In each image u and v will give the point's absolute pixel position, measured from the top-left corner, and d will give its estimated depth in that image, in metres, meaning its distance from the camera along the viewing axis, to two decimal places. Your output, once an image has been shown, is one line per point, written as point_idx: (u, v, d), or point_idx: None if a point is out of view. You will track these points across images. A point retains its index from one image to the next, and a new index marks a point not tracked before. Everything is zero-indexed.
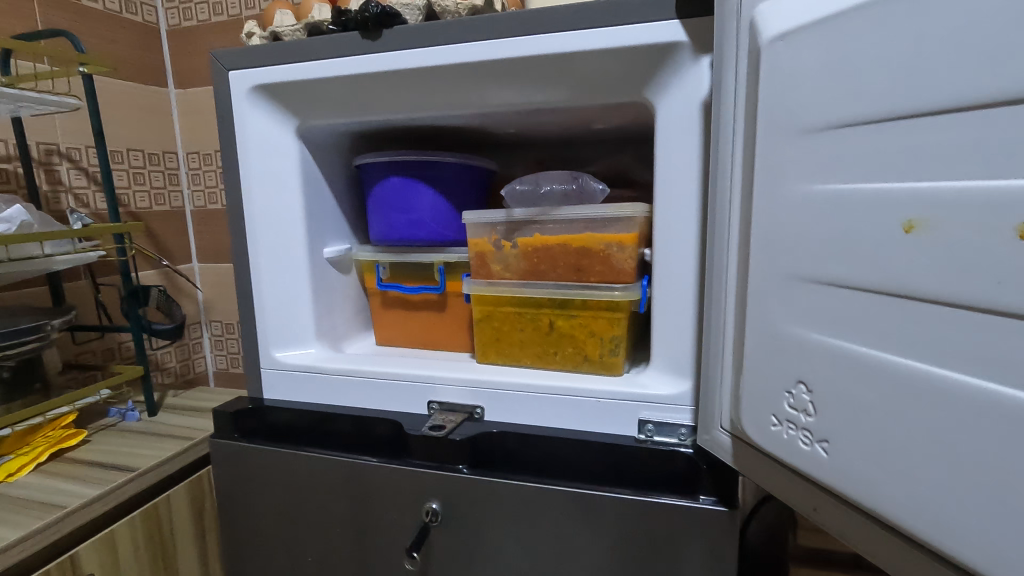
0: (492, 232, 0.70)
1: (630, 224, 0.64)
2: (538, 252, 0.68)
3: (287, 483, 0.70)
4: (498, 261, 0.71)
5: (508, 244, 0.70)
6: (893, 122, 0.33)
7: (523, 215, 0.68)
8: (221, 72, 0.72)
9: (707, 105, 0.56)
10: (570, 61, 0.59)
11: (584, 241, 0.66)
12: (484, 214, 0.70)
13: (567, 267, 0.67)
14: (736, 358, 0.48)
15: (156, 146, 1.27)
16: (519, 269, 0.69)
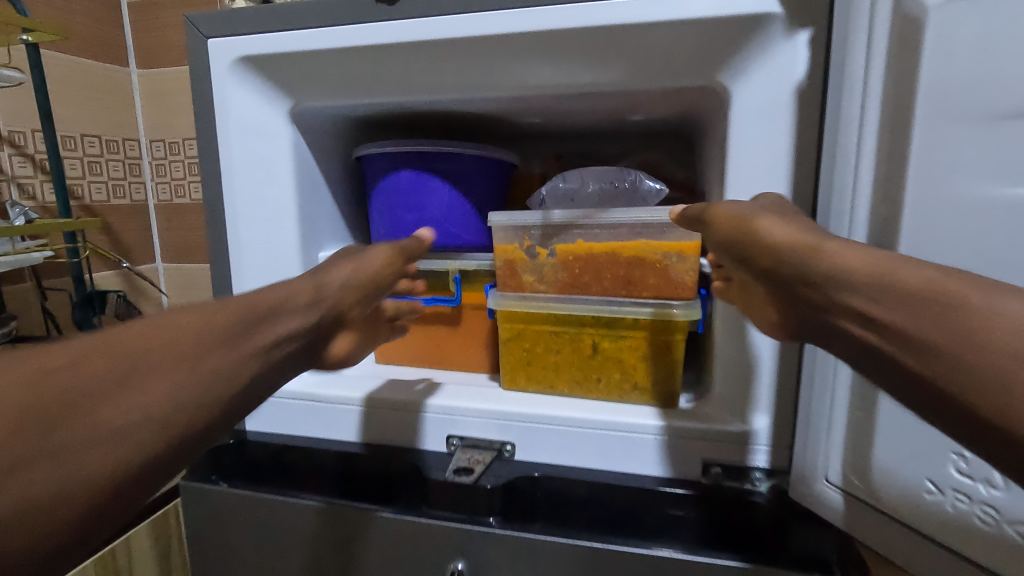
0: (524, 236, 0.60)
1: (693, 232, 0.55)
2: (581, 261, 0.58)
3: (274, 537, 0.57)
4: (530, 270, 0.60)
5: (543, 251, 0.59)
6: None
7: (561, 217, 0.58)
8: (197, 40, 0.59)
9: (802, 92, 0.47)
10: (634, 35, 0.49)
11: (636, 250, 0.56)
12: (516, 215, 0.59)
13: (615, 280, 0.57)
14: (864, 403, 0.39)
15: (114, 131, 1.12)
16: (555, 281, 0.59)
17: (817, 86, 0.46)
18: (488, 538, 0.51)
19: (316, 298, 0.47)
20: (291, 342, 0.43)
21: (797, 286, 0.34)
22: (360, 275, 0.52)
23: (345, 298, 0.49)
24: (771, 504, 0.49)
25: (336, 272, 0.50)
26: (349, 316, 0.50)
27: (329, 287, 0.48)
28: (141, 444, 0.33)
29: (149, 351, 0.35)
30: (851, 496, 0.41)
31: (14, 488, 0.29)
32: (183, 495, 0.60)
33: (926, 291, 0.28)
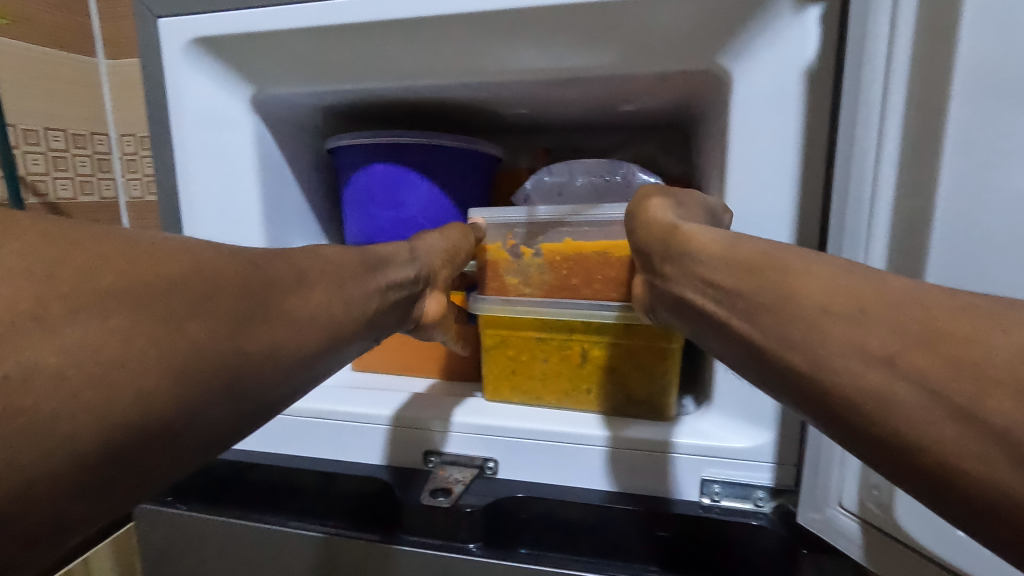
0: (508, 235, 0.55)
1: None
2: (569, 261, 0.53)
3: (235, 565, 0.52)
4: (514, 272, 0.55)
5: (528, 251, 0.54)
6: None
7: (547, 214, 0.53)
8: (147, 19, 0.54)
9: (811, 75, 0.42)
10: (625, 13, 0.45)
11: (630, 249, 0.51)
12: (500, 211, 0.55)
13: (606, 281, 0.52)
14: None
15: (81, 125, 1.06)
16: (541, 283, 0.54)
17: (828, 68, 0.42)
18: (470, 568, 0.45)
19: (415, 259, 0.51)
20: (401, 284, 0.48)
21: (664, 260, 0.37)
22: (456, 243, 0.55)
23: (438, 260, 0.54)
24: (776, 528, 0.45)
25: (432, 238, 0.54)
26: (439, 279, 0.54)
27: (426, 252, 0.53)
28: (311, 337, 0.37)
29: (314, 264, 0.40)
30: (868, 524, 0.36)
31: (234, 343, 0.31)
32: (137, 520, 0.55)
33: (759, 262, 0.30)
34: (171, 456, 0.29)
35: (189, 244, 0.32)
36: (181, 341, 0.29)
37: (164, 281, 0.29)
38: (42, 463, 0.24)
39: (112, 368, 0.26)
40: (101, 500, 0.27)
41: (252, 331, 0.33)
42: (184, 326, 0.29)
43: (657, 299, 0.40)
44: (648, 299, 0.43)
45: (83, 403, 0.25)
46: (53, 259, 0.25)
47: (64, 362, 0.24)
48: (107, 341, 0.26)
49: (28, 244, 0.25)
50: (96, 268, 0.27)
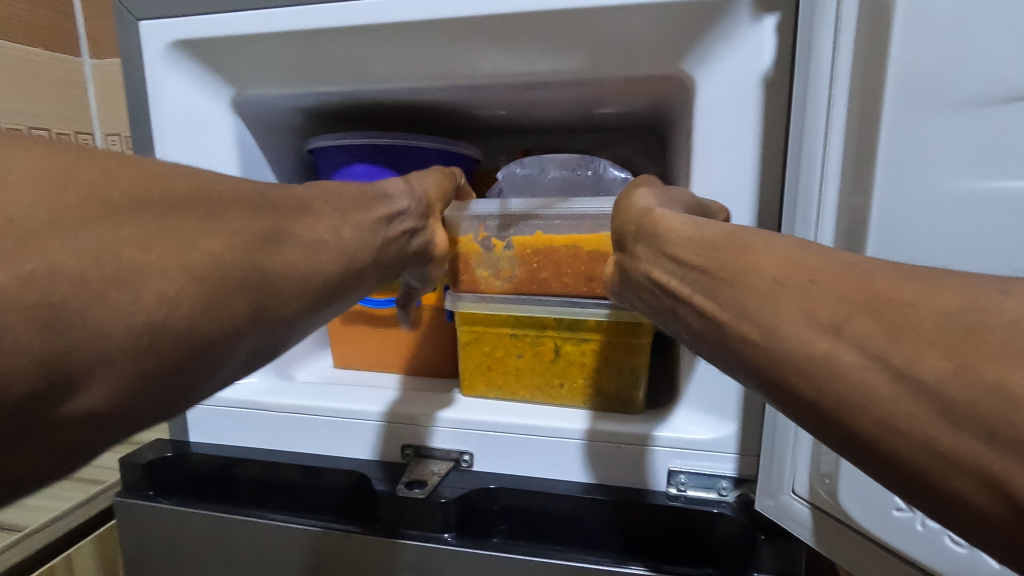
0: (480, 227, 0.56)
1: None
2: (539, 255, 0.55)
3: (216, 555, 0.54)
4: (486, 266, 0.57)
5: (500, 244, 0.56)
6: None
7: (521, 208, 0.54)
8: (127, 21, 0.55)
9: (768, 81, 0.44)
10: (591, 20, 0.46)
11: (599, 243, 0.53)
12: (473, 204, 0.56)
13: (576, 275, 0.54)
14: None
15: (65, 125, 1.06)
16: (513, 277, 0.56)
17: (784, 75, 0.44)
18: (446, 558, 0.48)
19: (419, 191, 0.51)
20: (410, 216, 0.49)
21: (643, 246, 0.38)
22: (444, 182, 0.56)
23: (437, 194, 0.54)
24: (736, 515, 0.47)
25: (428, 175, 0.54)
26: (439, 217, 0.54)
27: (426, 185, 0.53)
28: (330, 259, 0.39)
29: (319, 193, 0.42)
30: (818, 508, 0.38)
31: (247, 261, 0.33)
32: (116, 513, 0.56)
33: (723, 241, 0.32)
34: (216, 361, 0.33)
35: (200, 170, 0.35)
36: (193, 255, 0.31)
37: (168, 200, 0.31)
38: (79, 354, 0.26)
39: (128, 276, 0.28)
40: (138, 404, 0.30)
41: (270, 248, 0.35)
42: (199, 240, 0.32)
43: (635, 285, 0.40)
44: (621, 285, 0.43)
45: (108, 305, 0.27)
46: (72, 176, 0.28)
47: (84, 267, 0.27)
48: (124, 250, 0.28)
49: (33, 161, 0.27)
50: (103, 184, 0.29)
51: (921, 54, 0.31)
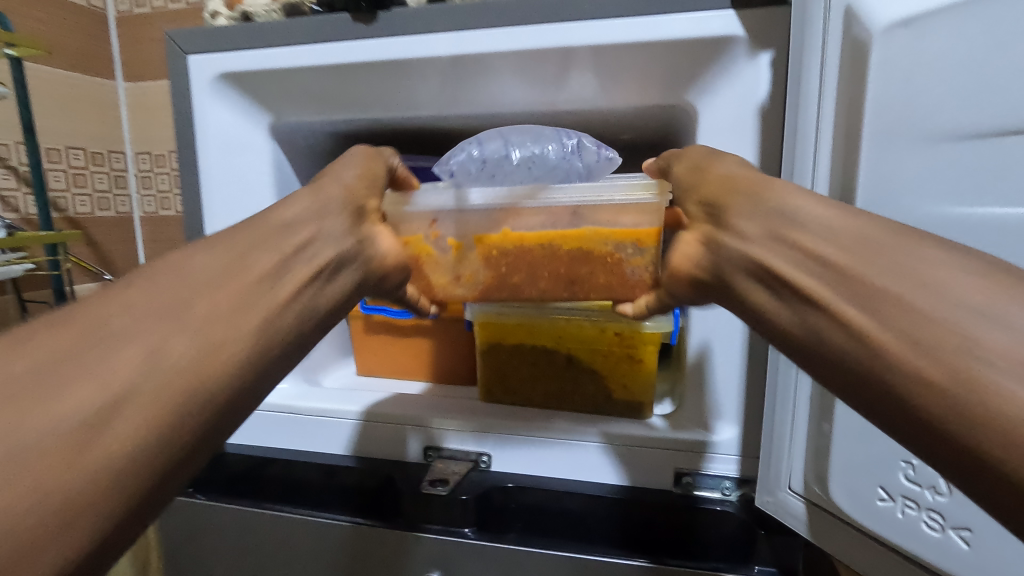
0: (432, 224, 0.50)
1: (649, 220, 0.47)
2: (506, 255, 0.49)
3: (252, 550, 0.58)
4: (444, 268, 0.51)
5: (461, 245, 0.50)
6: None
7: (481, 193, 0.49)
8: (178, 56, 0.60)
9: (764, 111, 0.49)
10: (601, 55, 0.51)
11: (580, 241, 0.47)
12: (421, 197, 0.50)
13: (554, 279, 0.48)
14: (819, 417, 0.41)
15: (101, 144, 1.13)
16: (477, 280, 0.51)
17: (778, 105, 0.48)
18: (467, 551, 0.51)
19: (315, 210, 0.39)
20: (314, 254, 0.38)
21: (747, 215, 0.35)
22: (361, 172, 0.44)
23: (353, 195, 0.42)
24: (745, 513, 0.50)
25: (335, 177, 0.43)
26: (375, 219, 0.44)
27: (328, 197, 0.40)
28: (156, 410, 0.28)
29: (156, 293, 0.31)
30: (812, 502, 0.42)
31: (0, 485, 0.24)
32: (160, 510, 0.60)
33: (888, 239, 0.29)
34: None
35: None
36: None
37: None
38: None
39: None
40: None
41: (41, 448, 0.25)
42: None
43: (732, 271, 0.36)
44: (714, 265, 0.38)
45: None
46: None
47: None
48: None
49: None
50: None
51: (888, 93, 0.36)
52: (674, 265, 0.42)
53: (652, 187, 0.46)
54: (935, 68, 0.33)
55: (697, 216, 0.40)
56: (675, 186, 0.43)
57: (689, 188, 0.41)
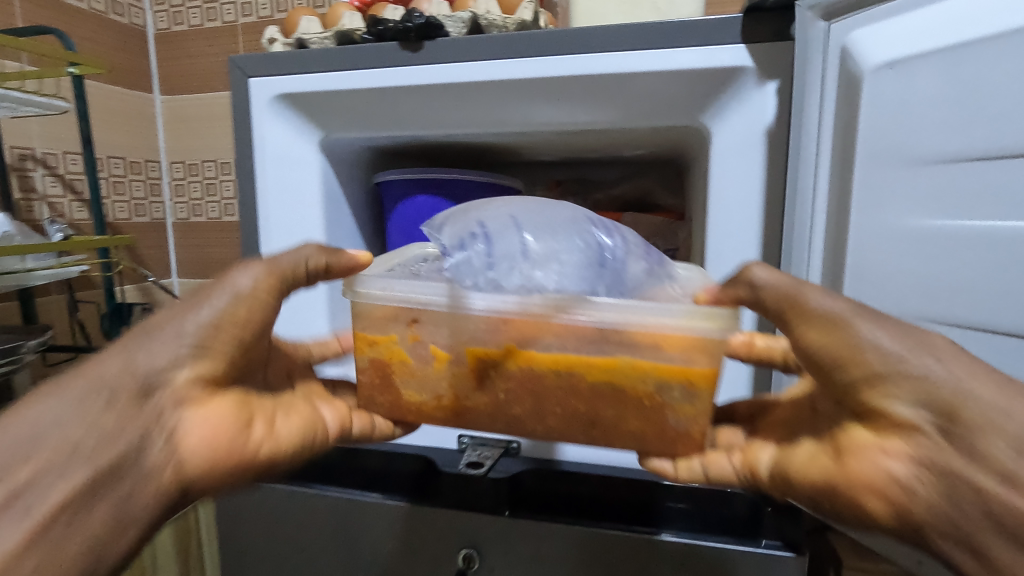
0: (409, 320, 0.44)
1: (707, 357, 0.39)
2: (521, 381, 0.42)
3: (302, 527, 0.64)
4: (419, 385, 0.45)
5: (446, 357, 0.43)
6: (1010, 157, 0.34)
7: (488, 297, 0.41)
8: (240, 78, 0.67)
9: (771, 133, 0.54)
10: (624, 82, 0.57)
11: (608, 372, 0.40)
12: (405, 283, 0.43)
13: (566, 417, 0.42)
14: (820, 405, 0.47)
15: (138, 155, 1.30)
16: (460, 401, 0.44)
17: (783, 128, 0.54)
18: (500, 526, 0.57)
19: (71, 408, 0.38)
20: (60, 474, 0.36)
21: (1007, 452, 0.32)
22: (192, 340, 0.42)
23: (146, 375, 0.41)
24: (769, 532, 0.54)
25: (146, 347, 0.41)
26: (190, 397, 0.42)
27: (104, 381, 0.40)
28: None
29: None
30: None
31: None
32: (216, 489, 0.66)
33: None
34: None
35: None
36: None
37: None
38: None
39: None
40: None
41: None
42: None
43: (970, 523, 0.33)
44: (909, 483, 0.35)
45: None
46: None
47: None
48: None
49: None
50: None
51: (877, 123, 0.42)
52: (812, 467, 0.41)
53: (727, 313, 0.38)
54: (914, 104, 0.39)
55: (893, 416, 0.35)
56: (797, 324, 0.38)
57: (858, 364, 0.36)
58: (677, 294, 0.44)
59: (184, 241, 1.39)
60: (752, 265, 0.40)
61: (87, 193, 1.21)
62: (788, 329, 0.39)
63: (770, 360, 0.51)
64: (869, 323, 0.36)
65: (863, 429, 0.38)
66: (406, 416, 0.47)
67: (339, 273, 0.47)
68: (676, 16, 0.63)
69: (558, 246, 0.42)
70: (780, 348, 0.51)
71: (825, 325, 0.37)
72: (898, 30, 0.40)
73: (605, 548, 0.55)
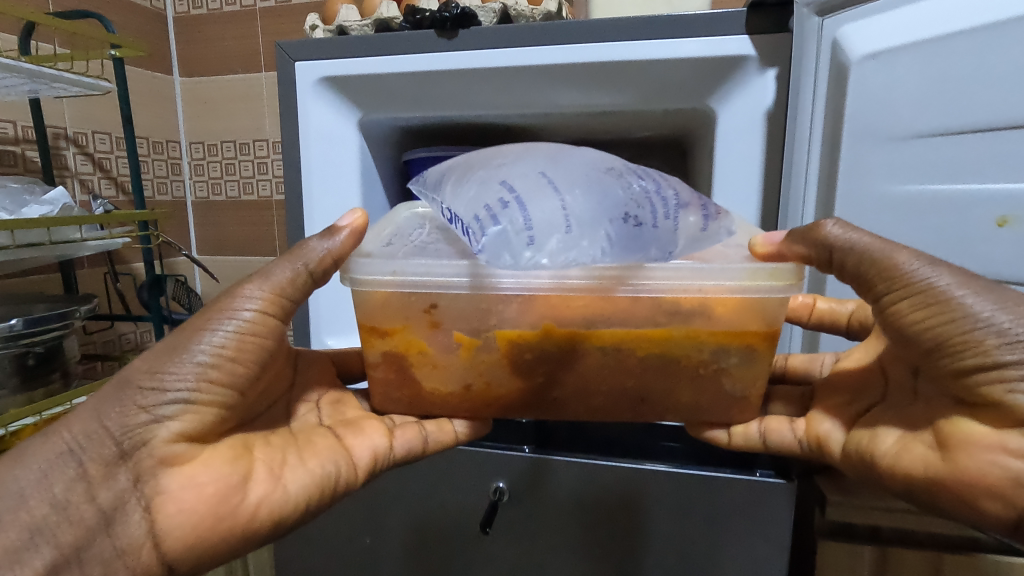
0: (428, 306, 0.43)
1: (763, 320, 0.43)
2: (564, 359, 0.44)
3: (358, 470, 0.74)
4: (444, 376, 0.46)
5: (473, 343, 0.44)
6: (976, 133, 0.41)
7: (516, 279, 0.42)
8: (286, 61, 0.73)
9: (770, 115, 0.62)
10: (639, 68, 0.64)
11: (662, 340, 0.43)
12: (424, 267, 0.43)
13: (614, 391, 0.46)
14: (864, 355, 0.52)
15: (160, 135, 1.35)
16: (492, 389, 0.46)
17: (781, 111, 0.61)
18: (526, 462, 0.68)
19: (37, 480, 0.38)
20: (17, 560, 0.36)
21: None
22: (178, 389, 0.41)
23: (121, 437, 0.40)
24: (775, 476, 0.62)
25: (119, 404, 0.41)
26: (171, 456, 0.41)
27: (73, 449, 0.39)
28: None
29: None
30: None
31: None
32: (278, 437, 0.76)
33: None
34: None
35: None
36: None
37: None
38: None
39: None
40: None
41: None
42: None
43: None
44: None
45: None
46: None
47: None
48: None
49: None
50: None
51: (861, 104, 0.49)
52: (905, 455, 0.43)
53: (790, 269, 0.43)
54: (893, 89, 0.46)
55: (1011, 406, 0.37)
56: (883, 290, 0.41)
57: (968, 343, 0.38)
58: (728, 253, 0.45)
59: (205, 219, 1.44)
60: (831, 228, 0.42)
61: (114, 171, 1.26)
62: (875, 296, 0.42)
63: (833, 321, 0.56)
64: (973, 296, 0.39)
65: (974, 423, 0.39)
66: (427, 406, 0.48)
67: (346, 254, 0.45)
68: (685, 9, 0.70)
69: (600, 215, 0.39)
70: (845, 312, 0.56)
71: (923, 298, 0.39)
72: (878, 25, 0.47)
73: (614, 479, 0.65)
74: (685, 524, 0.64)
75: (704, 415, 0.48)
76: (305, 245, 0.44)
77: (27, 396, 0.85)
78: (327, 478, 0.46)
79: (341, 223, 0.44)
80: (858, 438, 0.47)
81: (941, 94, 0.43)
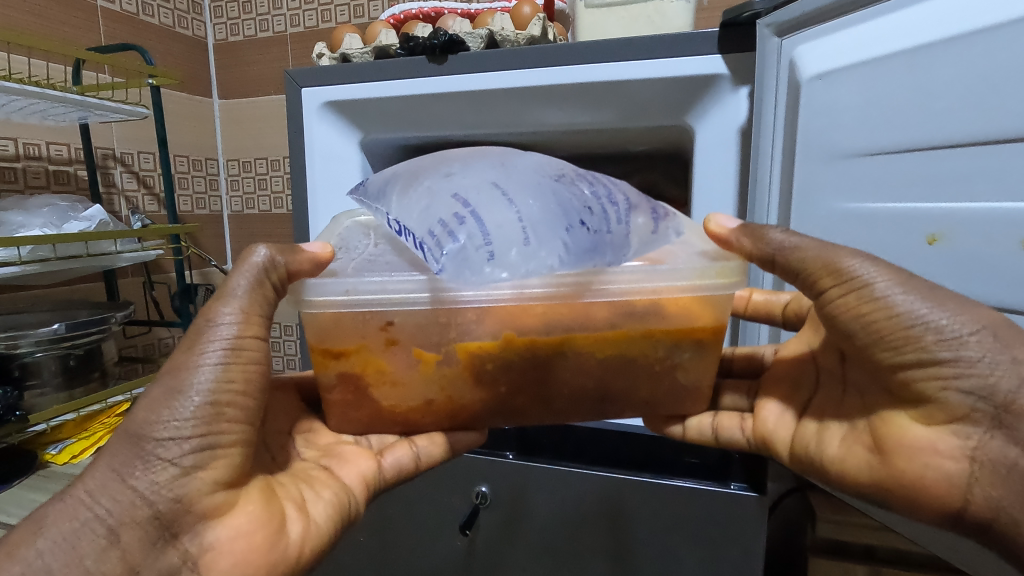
0: (383, 324, 0.43)
1: (712, 314, 0.44)
2: (521, 365, 0.44)
3: None
4: (403, 394, 0.45)
5: (431, 358, 0.44)
6: (904, 152, 0.43)
7: (477, 291, 0.41)
8: (295, 88, 0.79)
9: (743, 130, 0.63)
10: (619, 87, 0.66)
11: (620, 339, 0.43)
12: (383, 284, 0.42)
13: (580, 391, 0.45)
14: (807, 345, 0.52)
15: (199, 153, 1.46)
16: (454, 401, 0.46)
17: (753, 126, 0.63)
18: (507, 467, 0.70)
19: (65, 554, 0.37)
20: None
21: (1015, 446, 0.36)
22: (196, 435, 0.39)
23: (155, 498, 0.38)
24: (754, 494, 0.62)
25: (141, 461, 0.38)
26: (213, 507, 0.39)
27: (100, 515, 0.37)
28: None
29: None
30: None
31: None
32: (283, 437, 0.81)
33: None
34: None
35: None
36: None
37: None
38: None
39: None
40: None
41: None
42: None
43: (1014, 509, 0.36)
44: (964, 484, 0.38)
45: None
46: None
47: None
48: None
49: None
50: None
51: (811, 119, 0.51)
52: (849, 460, 0.44)
53: (738, 266, 0.42)
54: (838, 109, 0.48)
55: (944, 402, 0.38)
56: (829, 285, 0.40)
57: (910, 339, 0.38)
58: (679, 249, 0.44)
59: (239, 231, 1.54)
60: (773, 229, 0.42)
61: (158, 188, 1.36)
62: (818, 291, 0.41)
63: (769, 314, 0.55)
64: (913, 295, 0.38)
65: (912, 426, 0.40)
66: (388, 423, 0.48)
67: (306, 275, 0.44)
68: (668, 28, 0.72)
69: (555, 223, 0.39)
70: (780, 303, 0.55)
71: (864, 295, 0.39)
72: (830, 47, 0.49)
73: (591, 487, 0.67)
74: (660, 534, 0.65)
75: (660, 409, 0.48)
76: (252, 252, 0.43)
77: (68, 394, 0.93)
78: (343, 505, 0.48)
79: (308, 249, 0.45)
80: (806, 438, 0.47)
81: (899, 114, 0.43)
